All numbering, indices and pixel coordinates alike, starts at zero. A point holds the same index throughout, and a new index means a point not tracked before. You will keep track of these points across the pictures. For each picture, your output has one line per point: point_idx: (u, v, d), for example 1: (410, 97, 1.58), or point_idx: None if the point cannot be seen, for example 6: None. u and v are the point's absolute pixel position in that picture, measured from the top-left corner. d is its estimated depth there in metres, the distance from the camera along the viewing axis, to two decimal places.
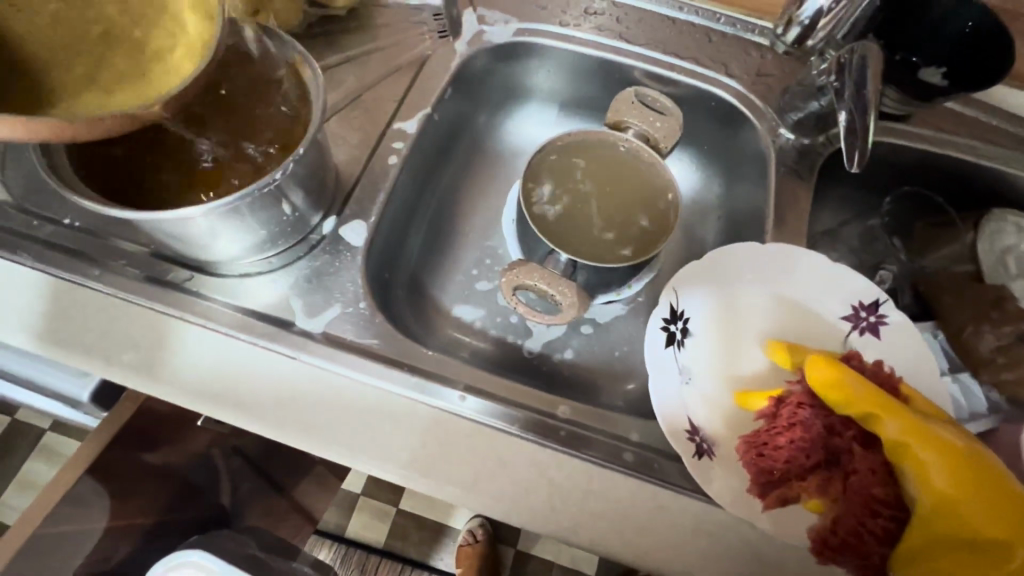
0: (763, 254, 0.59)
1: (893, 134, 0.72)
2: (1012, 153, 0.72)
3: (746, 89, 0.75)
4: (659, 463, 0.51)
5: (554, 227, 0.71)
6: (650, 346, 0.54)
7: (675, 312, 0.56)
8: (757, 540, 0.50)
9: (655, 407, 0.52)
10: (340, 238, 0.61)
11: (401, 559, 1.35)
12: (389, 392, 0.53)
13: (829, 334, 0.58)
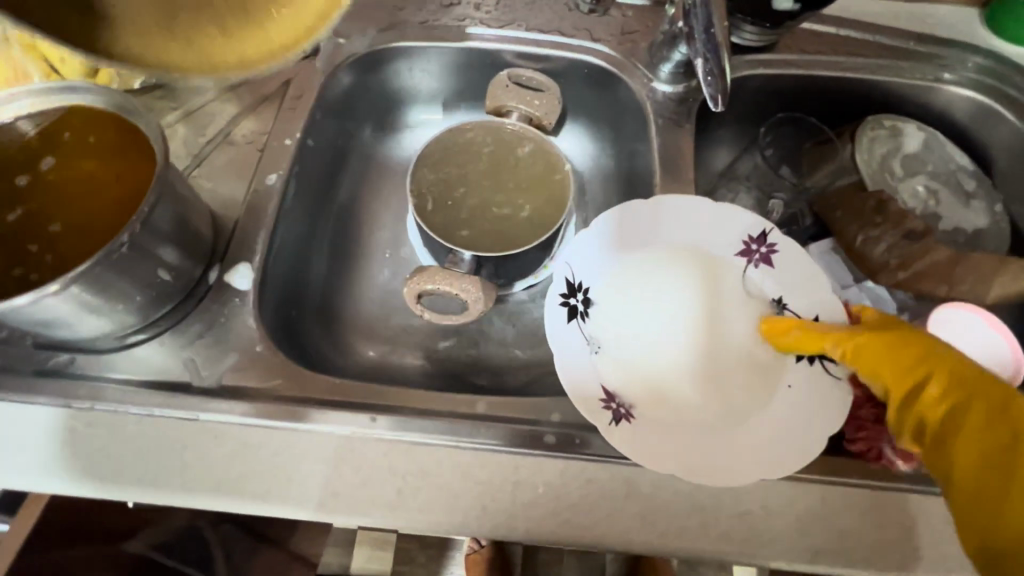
0: (649, 210, 0.59)
1: (760, 66, 0.74)
2: (874, 61, 0.74)
3: (614, 51, 0.75)
4: (582, 437, 0.51)
5: (456, 225, 0.70)
6: (550, 322, 0.55)
7: (572, 286, 0.57)
8: (690, 489, 0.50)
9: (564, 381, 0.52)
10: (228, 284, 0.59)
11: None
12: (311, 433, 0.51)
13: (730, 272, 0.59)
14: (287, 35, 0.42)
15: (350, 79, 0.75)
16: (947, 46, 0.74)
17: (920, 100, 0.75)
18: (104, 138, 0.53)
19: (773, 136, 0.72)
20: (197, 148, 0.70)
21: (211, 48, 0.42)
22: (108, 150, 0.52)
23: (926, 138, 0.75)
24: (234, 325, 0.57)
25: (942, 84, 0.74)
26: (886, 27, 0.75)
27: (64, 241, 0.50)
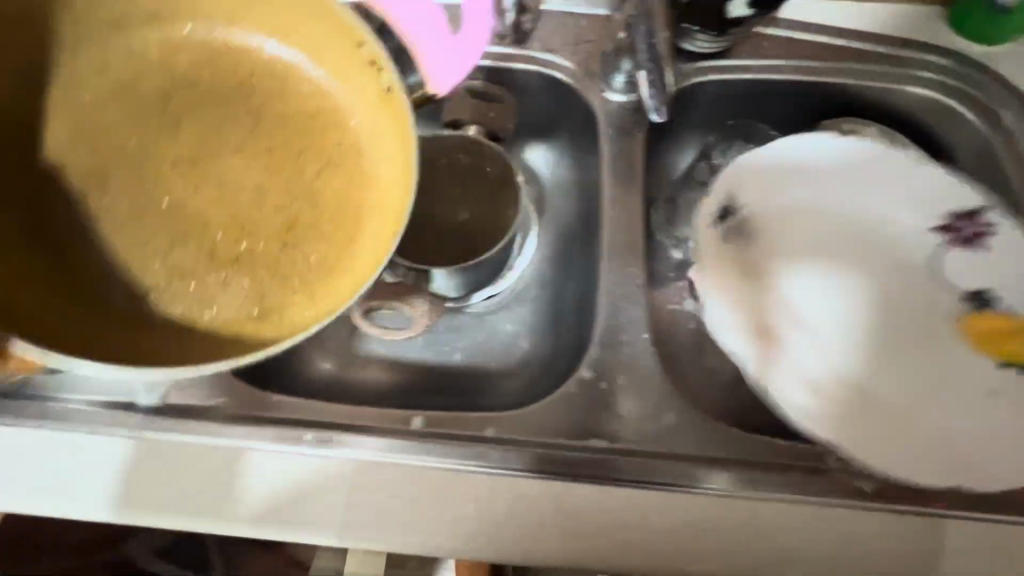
0: (851, 156, 0.68)
1: (714, 73, 0.73)
2: (831, 64, 0.73)
3: (567, 61, 0.75)
4: (507, 453, 0.55)
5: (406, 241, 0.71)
6: (701, 221, 0.66)
7: (730, 208, 0.68)
8: (609, 504, 0.54)
9: (705, 308, 0.61)
10: None
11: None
12: (301, 459, 0.55)
13: (899, 230, 0.67)
14: (367, 266, 0.55)
15: None
16: (908, 48, 0.73)
17: (881, 103, 0.74)
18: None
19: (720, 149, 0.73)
20: None
21: (281, 318, 0.55)
22: None
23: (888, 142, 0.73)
24: None
25: (902, 88, 0.72)
26: (846, 29, 0.74)
27: None
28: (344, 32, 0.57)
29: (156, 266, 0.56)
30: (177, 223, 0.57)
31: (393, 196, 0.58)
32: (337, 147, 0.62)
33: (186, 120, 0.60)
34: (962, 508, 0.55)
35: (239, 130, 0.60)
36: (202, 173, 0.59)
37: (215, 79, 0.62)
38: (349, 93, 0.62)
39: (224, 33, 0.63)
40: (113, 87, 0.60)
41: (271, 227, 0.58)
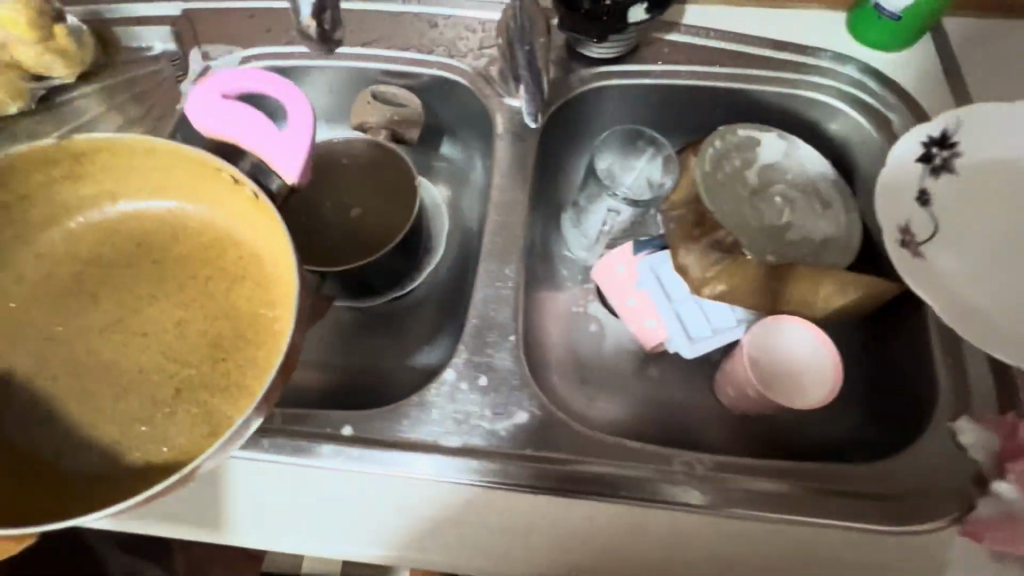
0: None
1: (615, 77, 0.74)
2: (730, 70, 0.73)
3: (471, 66, 0.76)
4: (362, 451, 0.54)
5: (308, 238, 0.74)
6: (905, 150, 0.61)
7: (944, 136, 0.61)
8: (461, 506, 0.53)
9: (887, 198, 0.60)
10: None
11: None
12: None
13: (967, 169, 0.61)
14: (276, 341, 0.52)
15: None
16: (806, 52, 0.73)
17: (781, 107, 0.74)
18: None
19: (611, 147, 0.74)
20: None
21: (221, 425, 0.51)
22: None
23: (787, 148, 0.73)
24: None
25: (799, 91, 0.72)
26: (745, 34, 0.74)
27: None
28: (191, 158, 0.53)
29: (106, 420, 0.52)
30: (92, 381, 0.53)
31: (281, 298, 0.54)
32: (240, 262, 0.57)
33: (65, 315, 0.56)
34: (821, 516, 0.49)
35: (151, 274, 0.58)
36: (135, 329, 0.55)
37: (122, 259, 0.59)
38: (228, 208, 0.57)
39: (112, 208, 0.59)
40: (36, 285, 0.57)
41: (188, 346, 0.55)
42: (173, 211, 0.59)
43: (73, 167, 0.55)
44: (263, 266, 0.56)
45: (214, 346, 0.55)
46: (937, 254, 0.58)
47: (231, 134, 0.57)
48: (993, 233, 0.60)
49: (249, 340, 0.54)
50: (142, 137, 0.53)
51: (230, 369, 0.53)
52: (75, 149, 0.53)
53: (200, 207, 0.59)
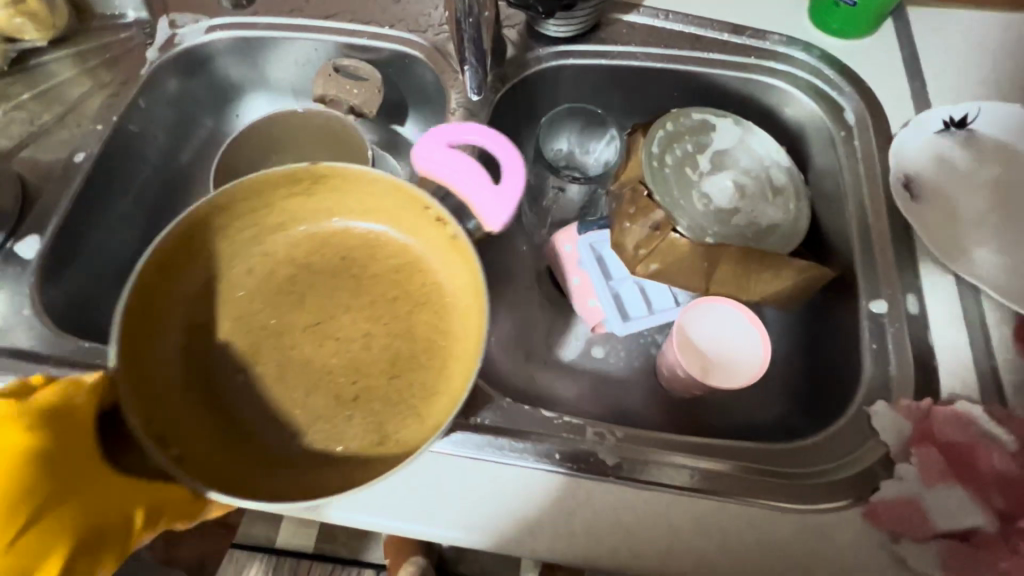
0: None
1: (571, 57, 0.74)
2: (686, 52, 0.73)
3: (431, 41, 0.77)
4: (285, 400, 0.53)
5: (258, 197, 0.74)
6: (926, 119, 0.64)
7: (964, 120, 0.64)
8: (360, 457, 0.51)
9: (892, 150, 0.63)
10: (14, 252, 0.64)
11: (331, 560, 1.38)
12: None
13: (971, 159, 0.63)
14: (461, 370, 0.54)
15: (186, 68, 0.79)
16: (764, 37, 0.72)
17: (737, 92, 0.74)
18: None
19: (566, 127, 0.74)
20: (37, 129, 0.77)
21: (398, 438, 0.51)
22: None
23: (739, 133, 0.73)
24: (12, 290, 0.62)
25: (755, 76, 0.72)
26: (703, 17, 0.74)
27: None
28: (401, 192, 0.56)
29: (297, 414, 0.53)
30: (304, 378, 0.54)
31: (466, 315, 0.56)
32: (423, 289, 0.59)
33: (313, 315, 0.57)
34: (727, 494, 0.49)
35: (350, 284, 0.59)
36: (327, 332, 0.56)
37: (341, 269, 0.59)
38: (432, 241, 0.58)
39: (327, 223, 0.60)
40: (261, 279, 0.58)
41: (381, 356, 0.55)
42: (378, 232, 0.60)
43: (319, 185, 0.57)
44: (450, 304, 0.58)
45: (404, 359, 0.55)
46: (931, 210, 0.60)
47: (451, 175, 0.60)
48: (989, 216, 0.60)
49: (420, 359, 0.55)
50: (364, 168, 0.55)
51: (409, 389, 0.54)
52: (316, 170, 0.56)
53: (406, 231, 0.60)
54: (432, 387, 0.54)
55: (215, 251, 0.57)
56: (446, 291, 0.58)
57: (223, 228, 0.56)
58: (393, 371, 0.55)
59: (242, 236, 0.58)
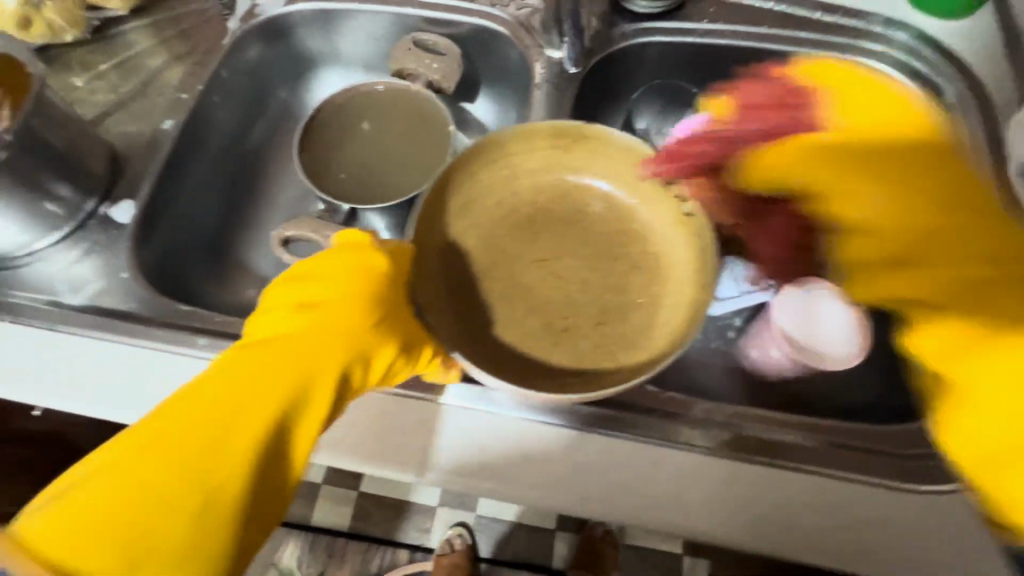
0: None
1: (657, 34, 0.73)
2: (776, 31, 0.72)
3: (513, 16, 0.76)
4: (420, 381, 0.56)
5: (330, 170, 0.73)
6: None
7: None
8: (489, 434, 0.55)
9: (1003, 137, 0.61)
10: (112, 217, 0.66)
11: (366, 539, 1.39)
12: (186, 363, 0.57)
13: None
14: (670, 336, 0.50)
15: (265, 40, 0.79)
16: (858, 17, 0.71)
17: None
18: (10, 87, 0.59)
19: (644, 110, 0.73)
20: (119, 97, 0.78)
21: (601, 382, 0.50)
22: None
23: None
24: (112, 253, 0.63)
25: (847, 56, 0.71)
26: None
27: None
28: (650, 167, 0.54)
29: (507, 333, 0.52)
30: (523, 303, 0.53)
31: (680, 292, 0.53)
32: (641, 252, 0.55)
33: (540, 248, 0.55)
34: (826, 467, 0.51)
35: (569, 232, 0.56)
36: (554, 271, 0.54)
37: (565, 217, 0.56)
38: (663, 218, 0.56)
39: (572, 175, 0.57)
40: (503, 215, 0.56)
41: (595, 306, 0.53)
42: (605, 196, 0.57)
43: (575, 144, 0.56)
44: (670, 276, 0.54)
45: (620, 320, 0.52)
46: None
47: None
48: None
49: (631, 321, 0.52)
50: (623, 137, 0.54)
51: (619, 347, 0.51)
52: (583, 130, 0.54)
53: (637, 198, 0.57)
54: (637, 350, 0.51)
55: (471, 177, 0.55)
56: (676, 258, 0.54)
57: (487, 156, 0.55)
58: (606, 322, 0.52)
59: (495, 168, 0.56)
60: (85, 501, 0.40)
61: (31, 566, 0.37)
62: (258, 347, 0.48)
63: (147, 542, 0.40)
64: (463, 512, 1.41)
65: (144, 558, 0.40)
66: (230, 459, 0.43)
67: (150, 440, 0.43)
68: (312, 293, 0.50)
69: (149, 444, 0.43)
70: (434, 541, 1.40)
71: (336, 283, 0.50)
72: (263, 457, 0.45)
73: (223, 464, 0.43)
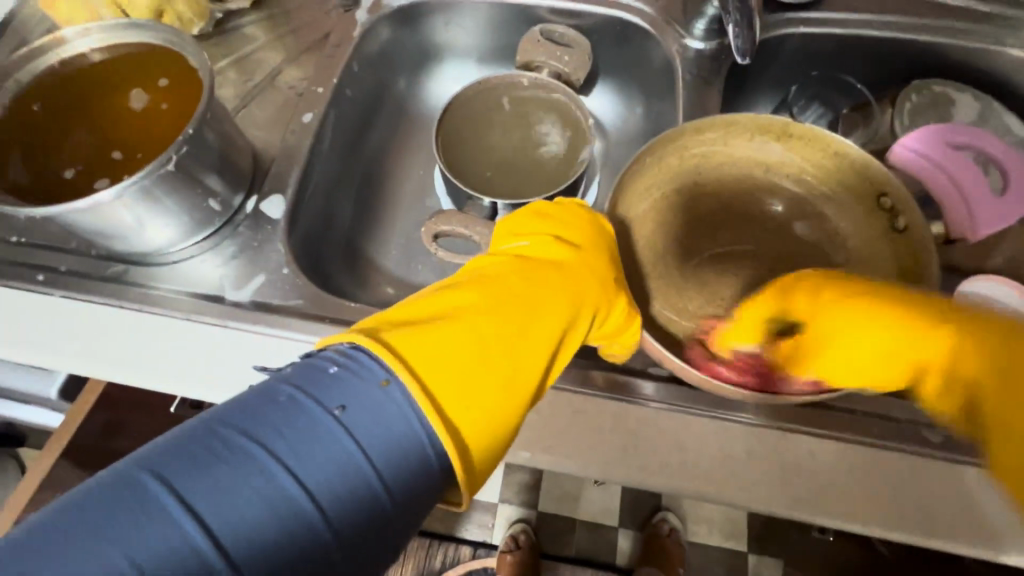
0: None
1: (802, 25, 0.71)
2: (928, 21, 0.69)
3: (647, 7, 0.74)
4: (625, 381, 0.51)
5: (467, 165, 0.72)
6: None
7: None
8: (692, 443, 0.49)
9: None
10: (262, 213, 0.66)
11: (429, 535, 1.39)
12: None
13: None
14: None
15: (390, 32, 0.78)
16: (1016, 6, 0.68)
17: (981, 65, 0.70)
18: (172, 85, 0.59)
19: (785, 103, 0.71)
20: (245, 90, 0.77)
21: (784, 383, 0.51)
22: (150, 73, 0.59)
23: (981, 107, 0.69)
24: (267, 249, 0.63)
25: (1004, 47, 0.68)
26: None
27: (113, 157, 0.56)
28: (868, 173, 0.55)
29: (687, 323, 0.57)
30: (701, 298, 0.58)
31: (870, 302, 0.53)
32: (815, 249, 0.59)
33: (720, 242, 0.61)
34: None
35: (742, 229, 0.61)
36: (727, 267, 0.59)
37: (739, 213, 0.62)
38: (854, 226, 0.57)
39: (764, 172, 0.61)
40: (686, 209, 0.61)
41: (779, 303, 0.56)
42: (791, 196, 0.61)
43: (787, 140, 0.59)
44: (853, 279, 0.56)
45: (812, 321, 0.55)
46: None
47: (952, 174, 0.59)
48: None
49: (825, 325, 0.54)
50: (849, 143, 0.55)
51: None
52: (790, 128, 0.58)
53: (830, 206, 0.59)
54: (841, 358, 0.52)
55: (670, 164, 0.60)
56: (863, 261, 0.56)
57: (700, 135, 0.59)
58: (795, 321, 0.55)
59: (687, 155, 0.60)
60: (423, 328, 0.38)
61: (401, 369, 0.35)
62: (538, 255, 0.49)
63: (479, 380, 0.38)
64: (526, 509, 1.40)
65: (474, 400, 0.37)
66: (541, 335, 0.43)
67: (472, 298, 0.42)
68: (578, 223, 0.51)
69: (475, 301, 0.42)
70: (498, 538, 1.38)
71: (592, 228, 0.52)
72: (555, 348, 0.44)
73: (539, 338, 0.43)
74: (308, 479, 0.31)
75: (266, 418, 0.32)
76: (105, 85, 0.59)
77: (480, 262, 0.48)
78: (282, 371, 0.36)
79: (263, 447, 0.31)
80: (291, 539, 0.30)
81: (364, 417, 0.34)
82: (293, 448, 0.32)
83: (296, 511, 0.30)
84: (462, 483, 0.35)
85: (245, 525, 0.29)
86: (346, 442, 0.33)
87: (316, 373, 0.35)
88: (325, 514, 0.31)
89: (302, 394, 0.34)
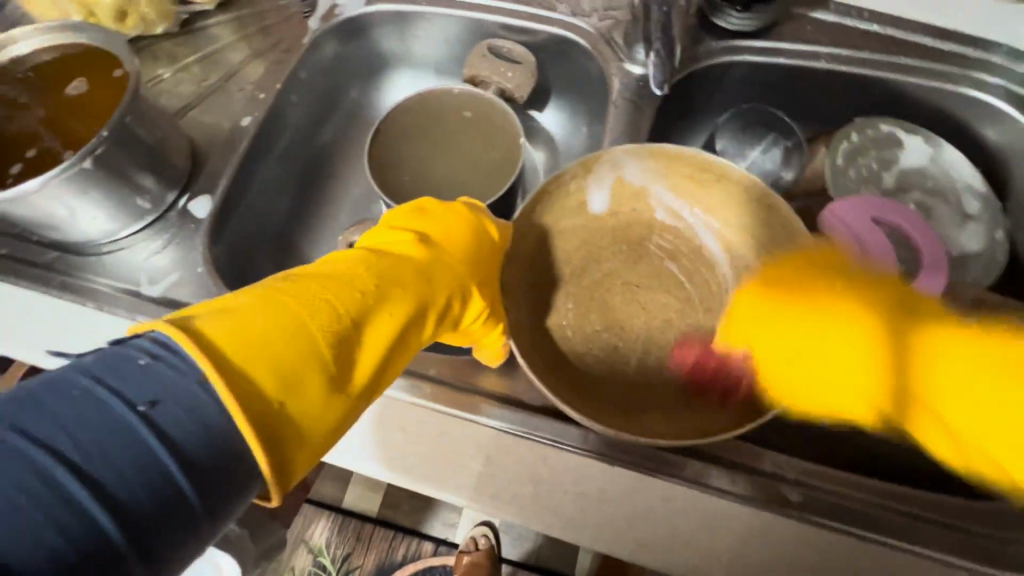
0: None
1: (747, 53, 0.68)
2: (880, 55, 0.66)
3: (593, 27, 0.74)
4: (506, 413, 0.50)
5: (397, 175, 0.73)
6: None
7: None
8: (545, 472, 0.51)
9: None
10: (190, 211, 0.69)
11: (393, 527, 1.39)
12: None
13: None
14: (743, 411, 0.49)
15: (341, 39, 0.80)
16: (975, 44, 0.65)
17: (930, 104, 0.67)
18: (107, 91, 0.62)
19: (723, 132, 0.69)
20: (200, 89, 0.79)
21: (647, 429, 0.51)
22: (94, 78, 0.63)
23: (931, 150, 0.65)
24: (188, 248, 0.66)
25: (958, 87, 0.65)
26: (904, 17, 0.67)
27: (44, 158, 0.61)
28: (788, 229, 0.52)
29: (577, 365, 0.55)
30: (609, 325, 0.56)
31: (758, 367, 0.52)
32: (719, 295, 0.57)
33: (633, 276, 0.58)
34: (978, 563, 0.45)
35: (654, 268, 0.58)
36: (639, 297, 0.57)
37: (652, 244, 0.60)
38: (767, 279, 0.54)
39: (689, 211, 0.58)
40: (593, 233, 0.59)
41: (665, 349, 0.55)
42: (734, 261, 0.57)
43: (728, 185, 0.55)
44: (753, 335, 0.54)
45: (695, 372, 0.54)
46: None
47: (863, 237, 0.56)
48: None
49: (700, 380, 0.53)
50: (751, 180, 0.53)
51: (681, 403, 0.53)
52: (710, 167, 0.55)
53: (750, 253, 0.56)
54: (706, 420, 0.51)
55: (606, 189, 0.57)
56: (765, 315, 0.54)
57: (639, 168, 0.56)
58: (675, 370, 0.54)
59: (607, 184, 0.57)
60: (247, 320, 0.36)
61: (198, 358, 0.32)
62: (398, 250, 0.47)
63: (304, 370, 0.36)
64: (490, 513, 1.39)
65: (287, 385, 0.35)
66: (387, 328, 0.41)
67: (314, 288, 0.39)
68: (450, 226, 0.50)
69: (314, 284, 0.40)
70: (459, 537, 1.38)
71: (464, 230, 0.51)
72: (403, 343, 0.43)
73: (385, 328, 0.41)
74: (99, 477, 0.28)
75: (49, 412, 0.29)
76: (54, 87, 0.64)
77: (335, 254, 0.45)
78: (86, 362, 0.32)
79: (45, 446, 0.28)
80: (71, 547, 0.26)
81: (176, 414, 0.31)
82: (86, 445, 0.28)
83: (76, 509, 0.27)
84: (271, 480, 0.33)
85: (17, 533, 0.25)
86: (148, 440, 0.30)
87: (122, 366, 0.32)
88: (116, 511, 0.28)
89: (98, 387, 0.30)
